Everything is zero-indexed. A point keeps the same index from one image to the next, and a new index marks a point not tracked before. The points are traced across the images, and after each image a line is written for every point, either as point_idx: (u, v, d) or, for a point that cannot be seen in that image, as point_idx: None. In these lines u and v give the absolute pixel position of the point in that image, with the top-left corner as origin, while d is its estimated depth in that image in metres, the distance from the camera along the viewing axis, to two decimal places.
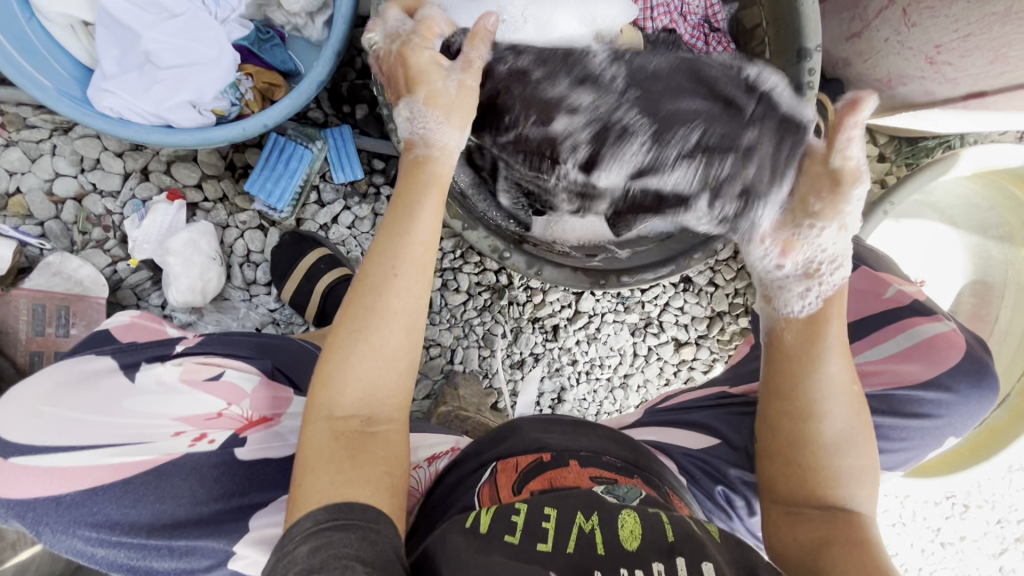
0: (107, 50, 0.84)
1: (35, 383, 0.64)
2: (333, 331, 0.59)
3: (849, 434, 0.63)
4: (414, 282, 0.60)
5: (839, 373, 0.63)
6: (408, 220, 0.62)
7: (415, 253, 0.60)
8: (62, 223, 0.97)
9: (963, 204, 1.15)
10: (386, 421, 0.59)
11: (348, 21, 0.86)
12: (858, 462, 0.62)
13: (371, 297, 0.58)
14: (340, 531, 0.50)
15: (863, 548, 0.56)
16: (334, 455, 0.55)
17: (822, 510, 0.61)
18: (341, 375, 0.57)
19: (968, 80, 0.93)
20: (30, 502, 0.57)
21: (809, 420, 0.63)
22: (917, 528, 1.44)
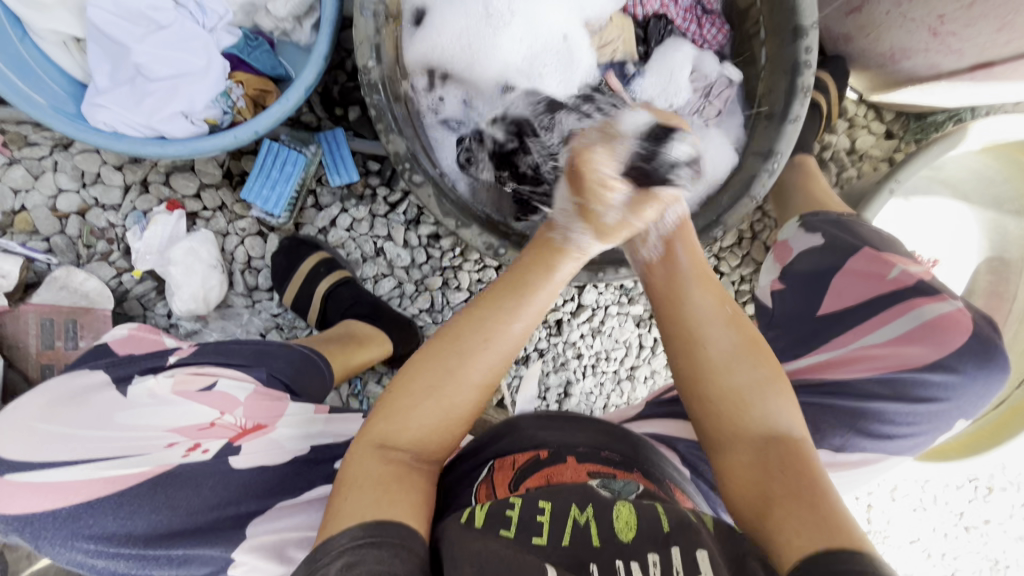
0: (99, 65, 0.85)
1: (41, 394, 0.66)
2: (413, 367, 0.61)
3: (734, 354, 0.64)
4: (505, 350, 0.62)
5: (704, 305, 0.66)
6: (509, 279, 0.65)
7: (511, 335, 0.62)
8: (67, 238, 0.98)
9: (974, 178, 1.11)
10: (429, 464, 0.61)
11: (333, 23, 0.85)
12: (750, 376, 0.63)
13: (458, 359, 0.60)
14: (373, 548, 0.50)
15: (803, 499, 0.56)
16: (382, 481, 0.56)
17: (752, 451, 0.61)
18: (408, 412, 0.59)
19: (974, 51, 0.89)
20: (29, 516, 0.59)
21: (710, 357, 0.64)
22: (939, 512, 1.41)
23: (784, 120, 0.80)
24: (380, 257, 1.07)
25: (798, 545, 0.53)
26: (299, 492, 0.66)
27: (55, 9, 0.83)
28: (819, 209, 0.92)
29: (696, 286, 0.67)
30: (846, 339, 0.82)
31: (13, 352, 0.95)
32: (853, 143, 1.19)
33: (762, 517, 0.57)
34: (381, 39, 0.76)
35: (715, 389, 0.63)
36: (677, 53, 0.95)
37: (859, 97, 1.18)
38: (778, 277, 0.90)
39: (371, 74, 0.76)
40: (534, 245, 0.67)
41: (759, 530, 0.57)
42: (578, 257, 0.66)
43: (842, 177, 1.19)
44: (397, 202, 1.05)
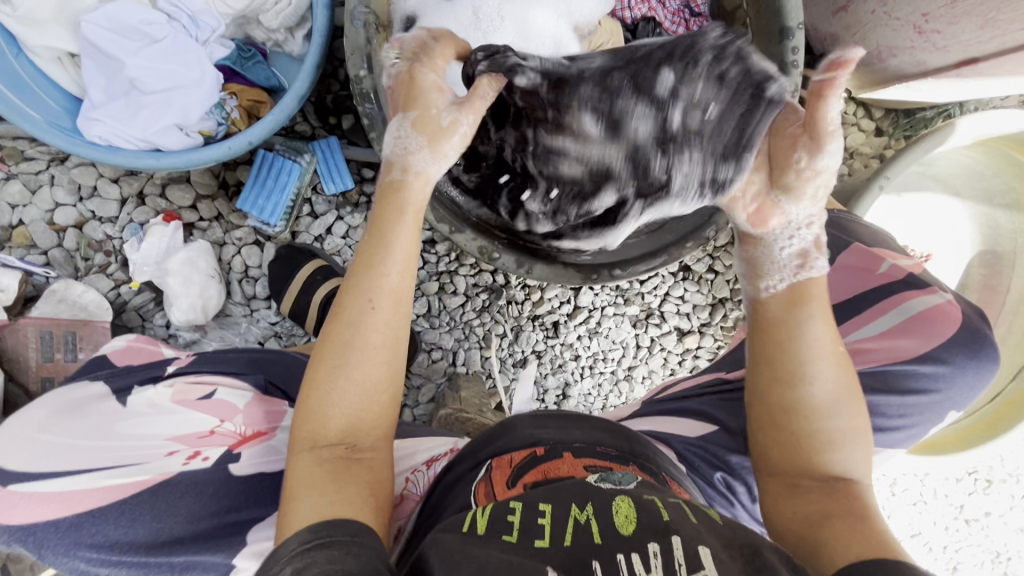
0: (94, 79, 0.85)
1: (41, 406, 0.66)
2: (316, 357, 0.61)
3: (837, 395, 0.63)
4: (391, 304, 0.62)
5: (821, 335, 0.64)
6: (372, 238, 0.64)
7: (391, 286, 0.62)
8: (65, 251, 0.99)
9: (965, 173, 1.12)
10: (369, 447, 0.60)
11: (325, 33, 0.86)
12: (845, 422, 0.63)
13: (351, 330, 0.61)
14: (322, 548, 0.50)
15: (857, 520, 0.57)
16: (318, 481, 0.56)
17: (816, 482, 0.61)
18: (322, 405, 0.59)
19: (959, 48, 0.90)
20: (30, 526, 0.59)
21: (797, 388, 0.63)
22: (940, 506, 1.41)
23: None
24: None
25: (843, 554, 0.54)
26: None
27: (48, 25, 0.84)
28: None
29: (819, 313, 0.65)
30: (838, 332, 0.84)
31: (13, 365, 0.96)
32: (844, 140, 1.20)
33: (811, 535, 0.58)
34: (372, 48, 0.77)
35: (796, 423, 0.63)
36: None
37: (848, 96, 1.19)
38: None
39: (363, 83, 0.76)
40: (380, 193, 0.67)
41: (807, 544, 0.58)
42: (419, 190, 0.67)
43: (833, 175, 1.20)
44: None
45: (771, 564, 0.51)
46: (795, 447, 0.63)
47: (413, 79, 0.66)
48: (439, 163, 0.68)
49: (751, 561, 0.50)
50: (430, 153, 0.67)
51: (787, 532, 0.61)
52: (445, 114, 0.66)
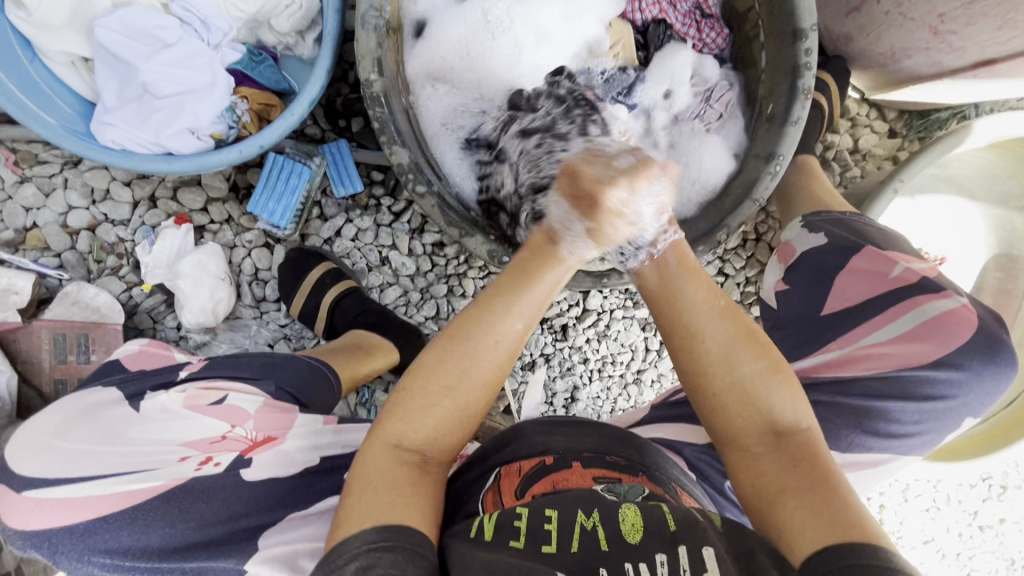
0: (107, 84, 0.86)
1: (59, 409, 0.67)
2: (422, 369, 0.60)
3: (729, 345, 0.62)
4: (511, 342, 0.62)
5: (696, 298, 0.64)
6: (514, 274, 0.64)
7: (514, 333, 0.62)
8: (78, 253, 1.00)
9: (980, 175, 1.10)
10: (437, 460, 0.61)
11: (335, 37, 0.86)
12: (753, 367, 0.61)
13: (469, 362, 0.60)
14: (387, 552, 0.51)
15: (819, 492, 0.56)
16: (393, 484, 0.56)
17: (761, 444, 0.61)
18: (419, 414, 0.59)
19: (976, 48, 0.89)
20: (45, 532, 0.60)
21: (710, 343, 0.62)
22: (953, 512, 1.39)
23: (786, 122, 0.80)
24: (385, 266, 1.08)
25: (809, 538, 0.54)
26: (310, 503, 0.65)
27: (63, 30, 0.85)
28: (821, 208, 0.92)
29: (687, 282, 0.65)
30: (852, 336, 0.82)
31: (26, 367, 0.97)
32: (856, 142, 1.19)
33: (768, 510, 0.58)
34: (382, 52, 0.77)
35: (713, 383, 0.62)
36: (676, 57, 0.95)
37: (861, 97, 1.18)
38: (783, 279, 0.89)
39: (373, 86, 0.77)
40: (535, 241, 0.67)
41: (766, 520, 0.58)
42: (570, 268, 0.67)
43: (846, 177, 1.19)
44: (401, 211, 1.05)
45: (764, 565, 0.51)
46: (724, 409, 0.62)
47: (601, 200, 0.64)
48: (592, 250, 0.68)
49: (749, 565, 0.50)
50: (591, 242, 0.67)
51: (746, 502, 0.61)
52: (625, 227, 0.66)
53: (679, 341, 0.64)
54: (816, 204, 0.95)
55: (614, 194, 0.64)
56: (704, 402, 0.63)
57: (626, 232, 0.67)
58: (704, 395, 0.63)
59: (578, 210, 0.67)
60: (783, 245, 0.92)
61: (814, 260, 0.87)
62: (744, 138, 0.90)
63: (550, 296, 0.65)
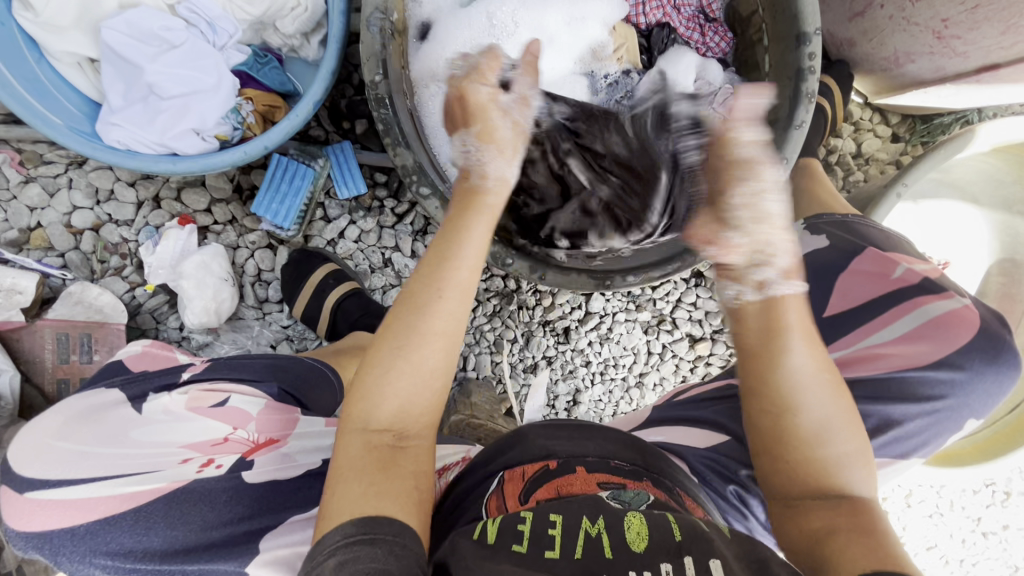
0: (113, 84, 0.86)
1: (61, 410, 0.66)
2: (377, 339, 0.61)
3: (812, 392, 0.60)
4: (455, 295, 0.62)
5: (804, 360, 0.60)
6: (448, 228, 0.67)
7: (463, 276, 0.63)
8: (82, 253, 1.00)
9: (983, 180, 1.09)
10: (413, 436, 0.60)
11: (340, 38, 0.86)
12: (826, 417, 0.60)
13: (416, 317, 0.61)
14: (367, 545, 0.51)
15: (874, 535, 0.55)
16: (369, 467, 0.56)
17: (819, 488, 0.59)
18: (379, 387, 0.59)
19: (980, 53, 0.89)
20: (47, 534, 0.59)
21: (790, 396, 0.60)
22: (956, 518, 1.39)
23: (790, 125, 0.80)
24: (388, 268, 1.08)
25: (857, 565, 0.52)
26: (312, 505, 0.65)
27: (70, 31, 0.85)
28: (824, 211, 0.93)
29: (801, 340, 0.60)
30: (854, 337, 0.82)
31: (29, 367, 0.97)
32: (859, 146, 1.19)
33: (817, 550, 0.56)
34: (387, 54, 0.77)
35: (789, 432, 0.60)
36: (680, 62, 0.93)
37: (864, 101, 1.18)
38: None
39: (378, 88, 0.77)
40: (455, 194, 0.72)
41: (813, 557, 0.56)
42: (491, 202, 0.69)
43: (849, 181, 1.19)
44: (404, 213, 1.06)
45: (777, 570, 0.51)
46: (782, 450, 0.61)
47: (465, 94, 0.72)
48: (510, 165, 0.73)
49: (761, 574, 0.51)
50: (501, 155, 0.72)
51: (789, 535, 0.60)
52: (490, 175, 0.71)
53: (760, 387, 0.61)
54: (820, 208, 0.95)
55: (473, 86, 0.72)
56: (779, 450, 0.61)
57: (506, 126, 0.73)
58: (783, 447, 0.61)
59: (461, 123, 0.74)
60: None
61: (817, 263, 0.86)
62: None
63: (490, 228, 0.68)
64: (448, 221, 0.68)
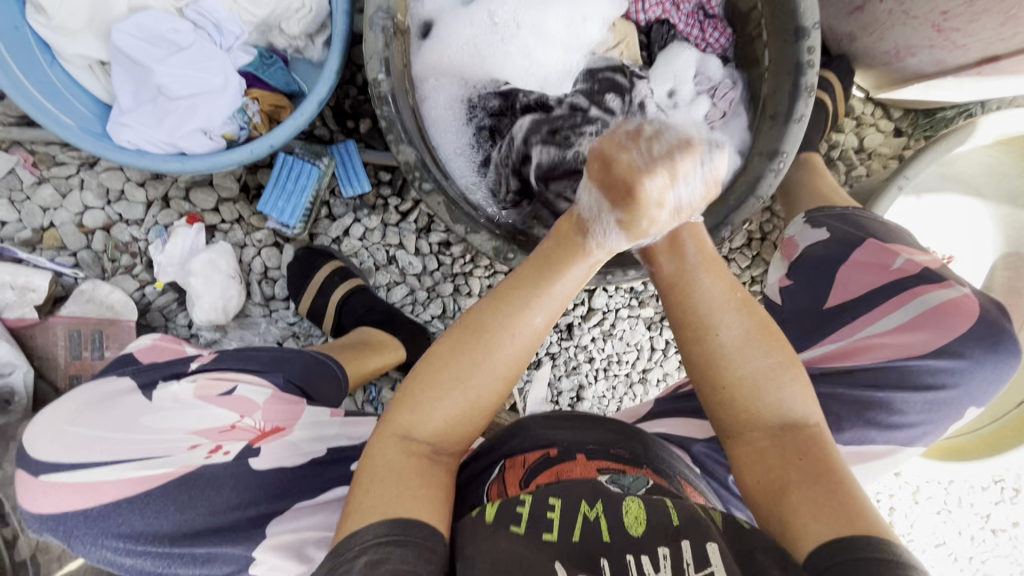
0: (123, 86, 0.88)
1: (77, 397, 0.68)
2: (438, 356, 0.62)
3: (744, 342, 0.64)
4: (527, 339, 0.62)
5: (715, 290, 0.66)
6: (537, 266, 0.65)
7: (532, 329, 0.63)
8: (93, 252, 1.02)
9: (987, 173, 1.10)
10: (449, 454, 0.62)
11: (343, 40, 0.88)
12: (764, 362, 0.63)
13: (484, 352, 0.61)
14: (398, 545, 0.52)
15: (822, 485, 0.57)
16: (404, 474, 0.58)
17: (765, 439, 0.62)
18: (432, 405, 0.60)
19: (979, 45, 0.89)
20: (61, 516, 0.61)
21: (721, 338, 0.64)
22: (965, 515, 1.38)
23: (789, 119, 0.81)
24: (393, 265, 1.10)
25: (816, 530, 0.55)
26: (316, 493, 0.67)
27: (81, 34, 0.87)
28: (824, 205, 0.93)
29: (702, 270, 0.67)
30: (853, 328, 0.82)
31: (42, 363, 0.99)
32: (861, 141, 1.19)
33: (772, 504, 0.59)
34: (390, 52, 0.79)
35: (729, 377, 0.64)
36: (679, 57, 0.96)
37: (866, 96, 1.18)
38: (786, 274, 0.89)
39: (381, 86, 0.78)
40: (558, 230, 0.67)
41: (770, 508, 0.59)
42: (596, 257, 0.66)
43: (851, 176, 1.20)
44: (408, 211, 1.07)
45: (764, 564, 0.51)
46: (728, 402, 0.64)
47: (639, 191, 0.61)
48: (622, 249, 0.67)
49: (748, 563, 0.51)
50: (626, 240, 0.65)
51: (751, 497, 0.62)
52: (661, 217, 0.64)
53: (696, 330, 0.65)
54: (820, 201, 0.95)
55: (654, 184, 0.61)
56: (715, 387, 0.64)
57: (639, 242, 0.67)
58: (717, 382, 0.64)
59: (603, 197, 0.64)
60: (785, 241, 0.92)
61: (817, 255, 0.87)
62: (747, 135, 0.90)
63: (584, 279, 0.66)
64: (526, 264, 0.66)
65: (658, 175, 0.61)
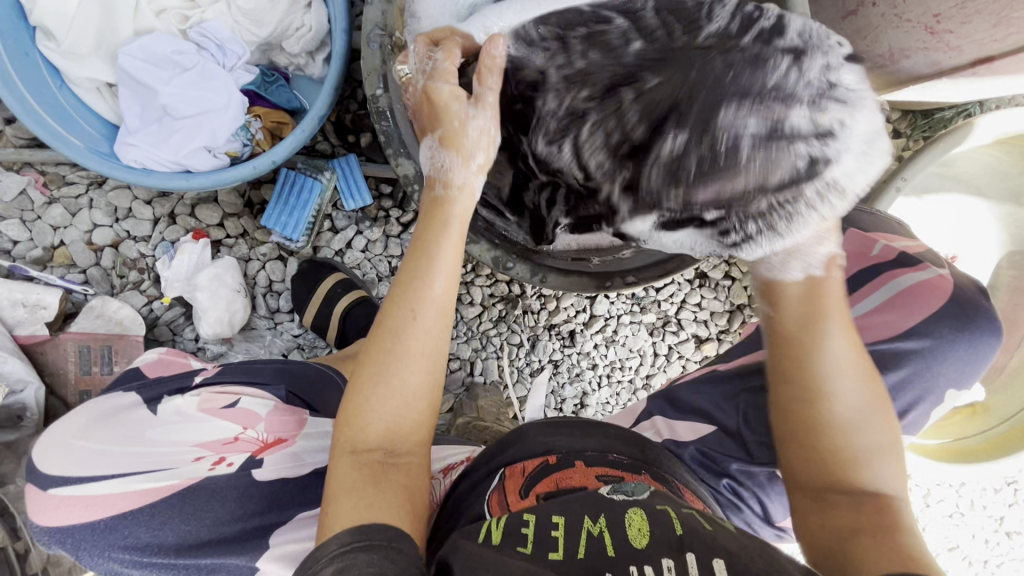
0: (130, 107, 0.91)
1: (84, 412, 0.70)
2: (360, 364, 0.62)
3: (858, 406, 0.62)
4: (429, 313, 0.61)
5: (840, 347, 0.63)
6: (418, 245, 0.64)
7: (435, 297, 0.62)
8: (103, 269, 1.04)
9: (989, 172, 1.09)
10: (404, 453, 0.61)
11: (342, 56, 0.89)
12: (873, 435, 0.62)
13: (393, 339, 0.60)
14: (364, 551, 0.52)
15: (896, 536, 0.55)
16: (357, 485, 0.58)
17: (847, 495, 0.60)
18: (366, 410, 0.60)
19: (973, 47, 0.89)
20: (68, 529, 0.63)
21: (835, 399, 0.62)
22: (977, 517, 1.36)
23: None
24: (395, 276, 1.11)
25: (868, 567, 0.53)
26: (318, 504, 0.68)
27: (90, 58, 0.90)
28: None
29: (839, 327, 0.63)
30: None
31: (54, 378, 1.01)
32: None
33: (837, 554, 0.57)
34: (387, 68, 0.81)
35: (830, 437, 0.62)
36: None
37: None
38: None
39: (379, 102, 0.81)
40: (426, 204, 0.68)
41: (836, 558, 0.57)
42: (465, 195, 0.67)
43: None
44: (409, 222, 1.09)
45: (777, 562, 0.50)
46: (814, 455, 0.63)
47: (434, 101, 0.66)
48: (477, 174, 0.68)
49: (767, 563, 0.50)
50: (470, 167, 0.68)
51: (820, 545, 0.59)
52: (474, 126, 0.67)
53: (809, 386, 0.63)
54: None
55: (444, 88, 0.66)
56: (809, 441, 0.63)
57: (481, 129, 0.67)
58: (816, 437, 0.63)
59: (431, 128, 0.68)
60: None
61: None
62: None
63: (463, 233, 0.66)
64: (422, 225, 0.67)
65: (458, 66, 0.68)
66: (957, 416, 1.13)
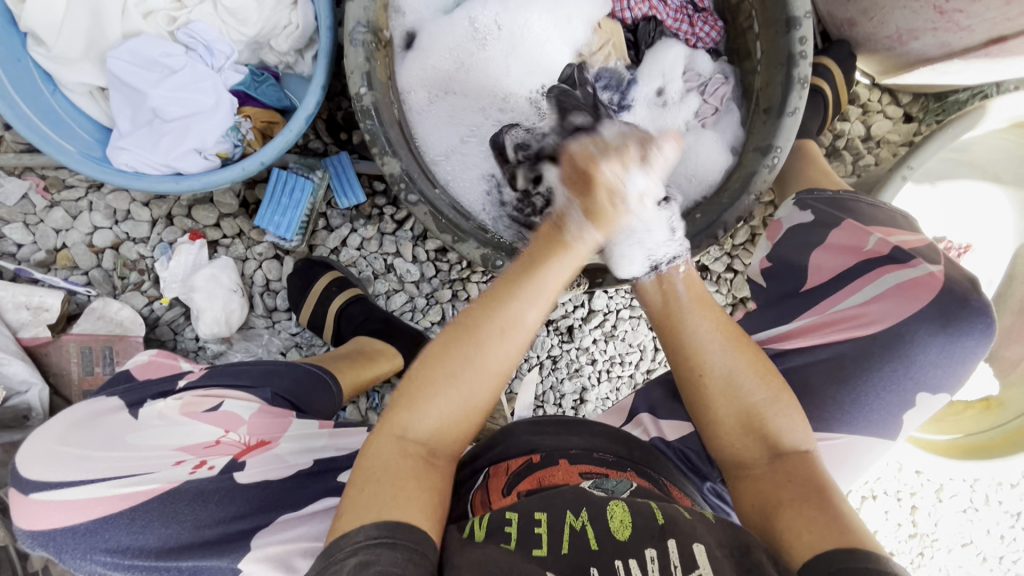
0: (121, 110, 0.91)
1: (59, 420, 0.71)
2: (431, 357, 0.60)
3: (738, 376, 0.65)
4: (520, 337, 0.60)
5: (705, 328, 0.66)
6: (523, 265, 0.62)
7: (527, 325, 0.60)
8: (104, 271, 1.06)
9: (1005, 157, 1.03)
10: (444, 455, 0.60)
11: (329, 54, 0.88)
12: (757, 396, 0.65)
13: (474, 348, 0.59)
14: (387, 548, 0.51)
15: (817, 502, 0.58)
16: (399, 475, 0.56)
17: (761, 466, 0.64)
18: (427, 403, 0.58)
19: (985, 26, 0.85)
20: (51, 532, 0.64)
21: (713, 379, 0.65)
22: (991, 513, 1.31)
23: (782, 114, 0.78)
24: (391, 273, 1.11)
25: (807, 542, 0.55)
26: (301, 506, 0.69)
27: (80, 62, 0.91)
28: (814, 188, 0.91)
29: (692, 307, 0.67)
30: (822, 307, 0.82)
31: (58, 378, 1.03)
32: (868, 129, 1.15)
33: (768, 527, 0.60)
34: (371, 66, 0.79)
35: (725, 413, 0.65)
36: (667, 54, 0.94)
37: (871, 82, 1.13)
38: (766, 255, 0.89)
39: (363, 100, 0.78)
40: (542, 232, 0.65)
41: (767, 530, 0.60)
42: (578, 253, 0.63)
43: (858, 165, 1.15)
44: (404, 219, 1.08)
45: (759, 561, 0.51)
46: (716, 434, 0.66)
47: (593, 177, 0.61)
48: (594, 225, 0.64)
49: (742, 562, 0.51)
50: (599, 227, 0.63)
51: (754, 523, 0.62)
52: (625, 204, 0.63)
53: (685, 368, 0.66)
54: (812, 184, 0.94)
55: (608, 168, 0.61)
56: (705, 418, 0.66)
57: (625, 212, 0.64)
58: (708, 414, 0.66)
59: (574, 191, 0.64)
60: (772, 224, 0.91)
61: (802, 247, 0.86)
62: (740, 131, 0.89)
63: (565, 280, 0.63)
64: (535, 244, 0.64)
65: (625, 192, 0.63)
66: (970, 410, 1.09)
